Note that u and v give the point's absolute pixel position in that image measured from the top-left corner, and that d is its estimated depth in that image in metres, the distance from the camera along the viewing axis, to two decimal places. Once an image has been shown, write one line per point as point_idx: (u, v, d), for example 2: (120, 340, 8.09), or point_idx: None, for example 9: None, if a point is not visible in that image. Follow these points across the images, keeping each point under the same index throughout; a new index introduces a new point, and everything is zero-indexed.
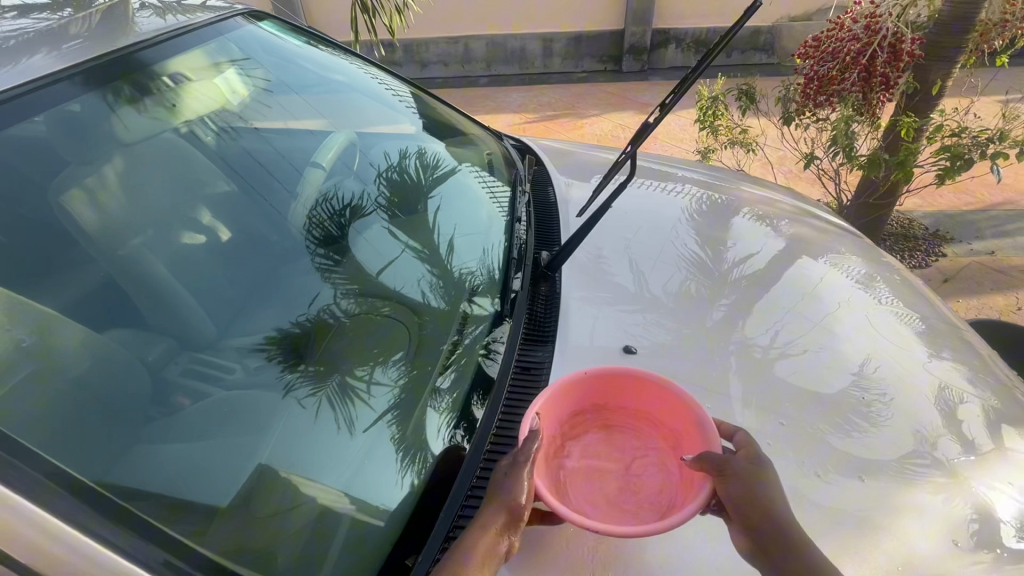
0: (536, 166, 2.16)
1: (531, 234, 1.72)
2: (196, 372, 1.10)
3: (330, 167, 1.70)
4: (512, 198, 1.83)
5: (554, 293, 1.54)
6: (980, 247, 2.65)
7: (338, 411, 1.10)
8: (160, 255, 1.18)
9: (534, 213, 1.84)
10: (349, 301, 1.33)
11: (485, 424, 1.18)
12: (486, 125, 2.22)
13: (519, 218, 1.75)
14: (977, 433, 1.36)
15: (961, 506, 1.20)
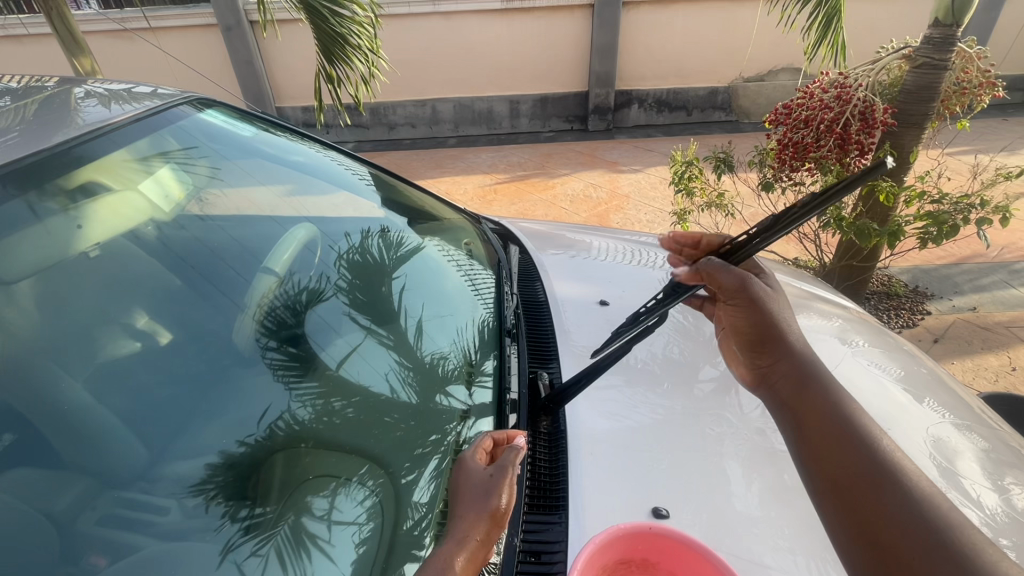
0: (521, 254, 2.04)
1: (524, 344, 1.52)
2: (119, 519, 0.90)
3: (285, 274, 1.47)
4: (492, 284, 1.72)
5: (559, 430, 1.29)
6: (961, 303, 2.68)
7: (290, 569, 0.91)
8: (81, 374, 1.00)
9: (522, 308, 1.70)
10: (307, 408, 1.16)
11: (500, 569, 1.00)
12: (462, 210, 2.15)
13: (509, 328, 1.55)
14: (982, 493, 1.30)
15: None
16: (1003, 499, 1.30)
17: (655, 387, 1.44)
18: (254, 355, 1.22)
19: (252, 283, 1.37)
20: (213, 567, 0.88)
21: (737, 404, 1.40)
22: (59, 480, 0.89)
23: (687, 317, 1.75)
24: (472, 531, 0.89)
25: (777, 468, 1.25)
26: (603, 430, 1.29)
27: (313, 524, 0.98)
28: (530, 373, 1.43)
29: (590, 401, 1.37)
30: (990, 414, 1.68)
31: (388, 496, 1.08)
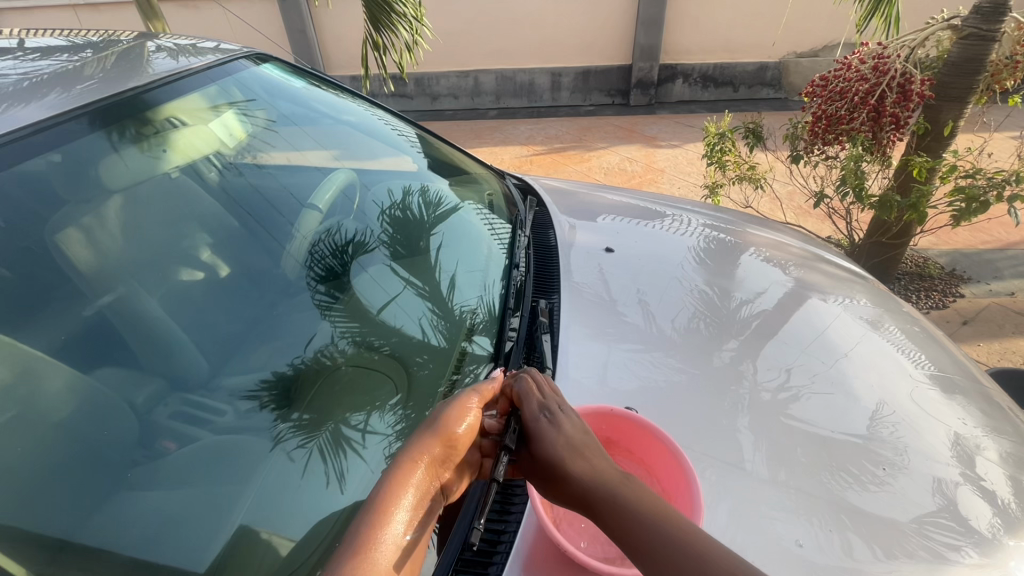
0: (538, 207, 2.14)
1: (529, 279, 1.67)
2: (184, 415, 1.06)
3: (326, 208, 1.66)
4: (511, 235, 1.83)
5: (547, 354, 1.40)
6: (1000, 288, 2.57)
7: (329, 463, 1.06)
8: (156, 294, 1.17)
9: (533, 254, 1.81)
10: (348, 342, 1.31)
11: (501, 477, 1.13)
12: (487, 164, 2.23)
13: (518, 264, 1.71)
14: (996, 482, 1.28)
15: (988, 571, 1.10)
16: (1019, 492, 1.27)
17: (671, 346, 1.52)
18: (303, 294, 1.36)
19: (297, 222, 1.54)
20: (265, 454, 1.04)
21: (752, 372, 1.47)
22: (136, 378, 1.06)
23: (712, 287, 1.78)
24: (413, 466, 0.79)
25: (782, 433, 1.30)
26: (613, 382, 1.38)
27: (349, 430, 1.12)
28: (530, 303, 1.57)
29: (605, 351, 1.46)
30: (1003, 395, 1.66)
31: (414, 421, 1.19)
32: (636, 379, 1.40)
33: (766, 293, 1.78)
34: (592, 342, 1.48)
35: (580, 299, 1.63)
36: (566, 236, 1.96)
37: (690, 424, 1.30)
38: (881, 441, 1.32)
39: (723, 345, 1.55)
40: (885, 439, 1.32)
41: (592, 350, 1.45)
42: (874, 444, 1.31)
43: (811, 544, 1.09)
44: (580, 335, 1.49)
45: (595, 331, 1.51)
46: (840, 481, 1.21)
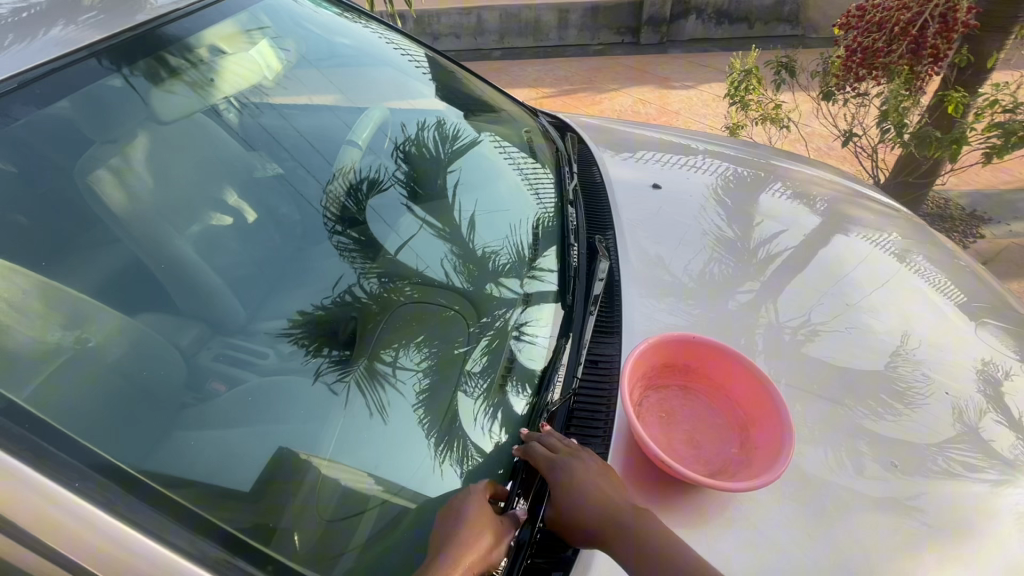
0: (579, 144, 2.13)
1: (582, 217, 1.67)
2: (228, 358, 1.07)
3: (367, 144, 1.66)
4: (557, 177, 1.81)
5: (613, 297, 1.44)
6: (1018, 228, 2.58)
7: (368, 396, 1.09)
8: (188, 237, 1.16)
9: (582, 194, 1.81)
10: (372, 282, 1.31)
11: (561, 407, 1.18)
12: (522, 102, 2.16)
13: (570, 200, 1.72)
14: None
15: (1011, 493, 1.15)
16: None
17: (692, 285, 1.53)
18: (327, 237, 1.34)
19: (335, 162, 1.54)
20: (305, 386, 1.07)
21: (773, 312, 1.48)
22: (178, 322, 1.06)
23: (733, 228, 1.77)
24: None
25: (811, 372, 1.33)
26: (638, 320, 1.39)
27: (381, 365, 1.15)
28: (592, 239, 1.59)
29: (630, 290, 1.47)
30: None
31: (441, 359, 1.21)
32: (662, 318, 1.41)
33: (791, 232, 1.77)
34: (616, 283, 1.49)
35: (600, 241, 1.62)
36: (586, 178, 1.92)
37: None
38: (899, 376, 1.35)
39: (744, 284, 1.56)
40: (905, 375, 1.35)
41: (616, 291, 1.46)
42: (897, 378, 1.34)
43: (839, 467, 1.15)
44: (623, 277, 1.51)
45: (617, 273, 1.52)
46: (862, 411, 1.26)
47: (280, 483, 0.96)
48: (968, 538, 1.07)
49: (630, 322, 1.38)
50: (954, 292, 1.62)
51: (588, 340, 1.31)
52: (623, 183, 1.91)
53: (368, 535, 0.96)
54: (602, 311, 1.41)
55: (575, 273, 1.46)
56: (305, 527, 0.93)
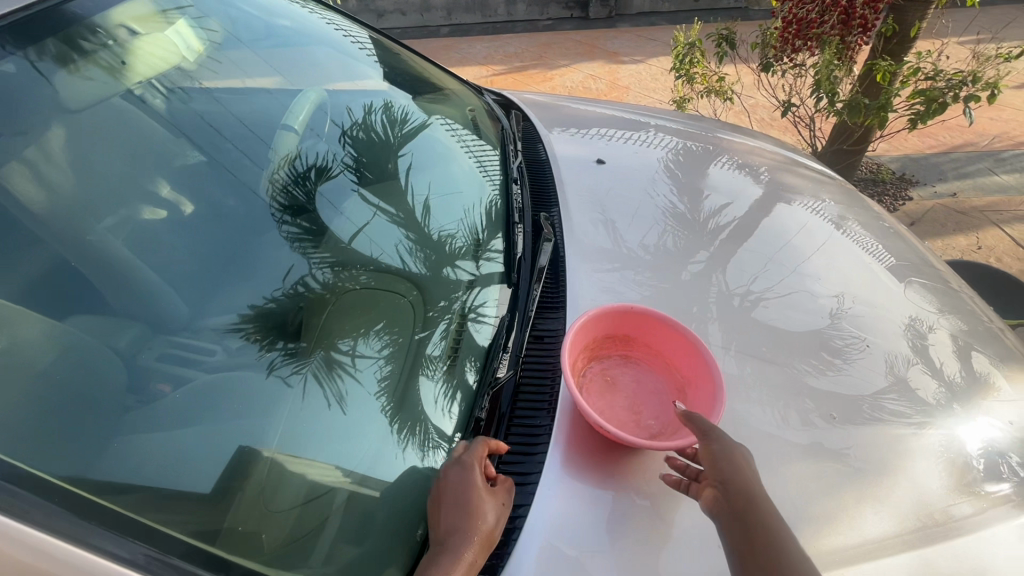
0: (523, 121, 2.16)
1: (526, 194, 1.70)
2: (173, 357, 1.03)
3: (303, 129, 1.59)
4: (501, 156, 1.80)
5: (558, 270, 1.47)
6: (943, 189, 2.75)
7: (326, 387, 1.08)
8: (118, 235, 1.09)
9: (527, 171, 1.83)
10: (325, 271, 1.27)
11: (508, 384, 1.21)
12: (465, 79, 2.14)
13: (514, 178, 1.73)
14: (945, 360, 1.42)
15: (933, 435, 1.25)
16: (963, 365, 1.43)
17: (642, 258, 1.56)
18: (271, 226, 1.30)
19: (273, 141, 1.49)
20: (258, 380, 1.05)
21: (722, 280, 1.54)
22: (114, 323, 1.01)
23: (686, 201, 1.81)
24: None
25: (759, 336, 1.39)
26: (589, 296, 1.42)
27: (339, 355, 1.13)
28: (533, 216, 1.61)
29: (584, 266, 1.49)
30: (958, 283, 1.80)
31: (401, 349, 1.20)
32: (614, 291, 1.44)
33: (737, 203, 1.83)
34: (570, 259, 1.50)
35: (553, 218, 1.63)
36: (536, 157, 1.92)
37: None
38: (836, 335, 1.43)
39: (693, 255, 1.61)
40: (842, 332, 1.44)
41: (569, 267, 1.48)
42: (836, 336, 1.43)
43: (782, 420, 1.22)
44: (568, 251, 1.52)
45: (571, 250, 1.53)
46: (804, 368, 1.33)
47: (245, 483, 0.95)
48: (896, 477, 1.17)
49: (591, 299, 1.40)
50: (883, 255, 1.72)
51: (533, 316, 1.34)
52: (566, 158, 1.92)
53: (335, 527, 0.98)
54: (548, 289, 1.44)
55: (519, 256, 1.46)
56: (272, 525, 0.94)
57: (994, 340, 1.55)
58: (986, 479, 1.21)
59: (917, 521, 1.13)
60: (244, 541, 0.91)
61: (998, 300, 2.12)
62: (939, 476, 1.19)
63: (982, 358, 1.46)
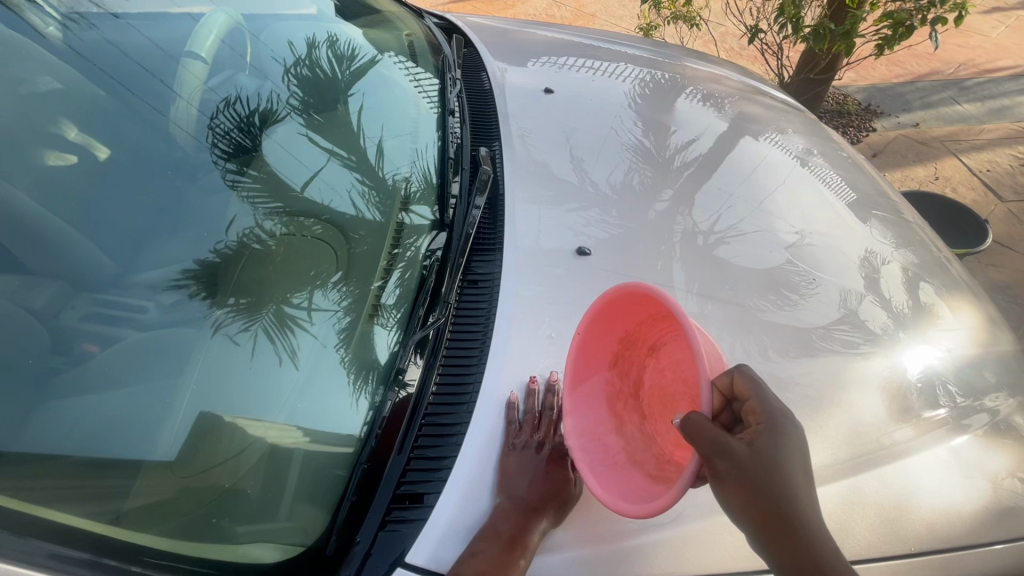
0: (466, 48, 2.01)
1: (466, 128, 1.59)
2: (99, 316, 0.95)
3: (213, 58, 1.43)
4: (442, 88, 1.67)
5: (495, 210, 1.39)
6: (906, 120, 2.74)
7: (277, 343, 1.03)
8: (20, 183, 0.99)
9: (467, 101, 1.71)
10: (273, 221, 1.19)
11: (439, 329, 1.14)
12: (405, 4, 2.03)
13: (452, 110, 1.61)
14: (895, 294, 1.45)
15: (879, 363, 1.30)
16: (910, 296, 1.46)
17: (606, 197, 1.51)
18: (210, 174, 1.20)
19: (179, 68, 1.34)
20: (202, 338, 0.99)
21: (688, 218, 1.50)
22: (28, 282, 0.93)
23: (650, 136, 1.74)
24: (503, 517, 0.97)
25: (720, 273, 1.39)
26: (547, 235, 1.36)
27: (293, 310, 1.07)
28: (471, 152, 1.50)
29: (546, 207, 1.43)
30: (914, 216, 1.82)
31: (356, 299, 1.14)
32: (576, 231, 1.39)
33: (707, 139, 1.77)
34: (535, 199, 1.44)
35: (512, 157, 1.54)
36: (499, 91, 1.79)
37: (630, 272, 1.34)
38: (793, 271, 1.44)
39: (660, 193, 1.56)
40: (802, 269, 1.44)
41: (538, 207, 1.42)
42: (798, 273, 1.43)
43: (738, 355, 1.24)
44: (508, 186, 1.45)
45: (536, 191, 1.46)
46: (763, 305, 1.34)
47: (209, 447, 0.93)
48: (842, 404, 1.21)
49: (554, 242, 1.35)
50: (844, 190, 1.72)
51: (466, 258, 1.27)
52: (515, 88, 1.81)
53: (296, 485, 0.96)
54: (485, 227, 1.35)
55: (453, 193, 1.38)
56: (243, 485, 0.93)
57: (941, 270, 1.59)
58: (924, 401, 1.27)
59: (860, 444, 1.18)
60: (207, 501, 0.90)
61: (952, 232, 2.17)
62: (881, 401, 1.24)
63: (930, 291, 1.50)
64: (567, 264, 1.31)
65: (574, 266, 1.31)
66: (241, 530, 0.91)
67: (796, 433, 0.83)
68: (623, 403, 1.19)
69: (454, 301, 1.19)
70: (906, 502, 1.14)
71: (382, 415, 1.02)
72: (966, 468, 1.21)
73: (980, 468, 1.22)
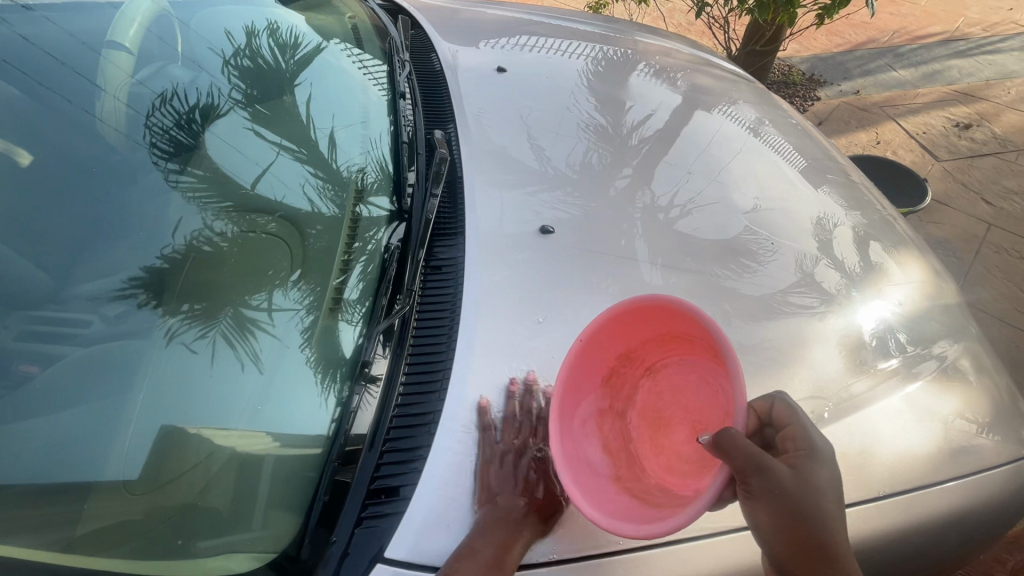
0: (413, 30, 1.97)
1: (419, 111, 1.55)
2: (38, 334, 0.89)
3: (138, 49, 1.35)
4: (390, 72, 1.62)
5: (455, 196, 1.37)
6: (847, 87, 2.84)
7: (238, 347, 0.99)
8: None
9: (418, 83, 1.67)
10: (223, 222, 1.14)
11: (406, 319, 1.11)
12: None
13: (403, 93, 1.57)
14: (847, 255, 1.51)
15: (834, 323, 1.35)
16: (861, 256, 1.53)
17: (563, 176, 1.50)
18: (151, 174, 1.12)
19: (101, 58, 1.24)
20: (156, 349, 0.94)
21: (648, 194, 1.52)
22: None
23: (606, 114, 1.74)
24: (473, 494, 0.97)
25: (683, 247, 1.41)
26: (507, 216, 1.34)
27: (251, 312, 1.03)
28: (426, 135, 1.47)
29: (503, 189, 1.41)
30: (861, 177, 1.90)
31: (320, 297, 1.11)
32: (534, 212, 1.38)
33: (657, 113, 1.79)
34: (492, 182, 1.42)
35: (465, 141, 1.51)
36: (449, 75, 1.75)
37: (590, 249, 1.34)
38: (751, 240, 1.48)
39: (616, 169, 1.57)
40: (755, 235, 1.48)
41: (495, 190, 1.40)
42: (753, 240, 1.47)
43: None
44: (466, 170, 1.43)
45: (492, 174, 1.44)
46: (721, 273, 1.37)
47: (174, 462, 0.89)
48: (804, 364, 1.26)
49: (521, 225, 1.33)
50: (796, 158, 1.77)
51: (428, 244, 1.24)
52: (468, 70, 1.77)
53: (269, 494, 0.93)
54: (445, 212, 1.33)
55: (410, 178, 1.35)
56: (213, 496, 0.90)
57: (887, 228, 1.66)
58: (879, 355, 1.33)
59: (824, 401, 1.23)
60: (175, 520, 0.87)
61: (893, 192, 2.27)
62: (840, 359, 1.29)
63: (880, 249, 1.57)
64: (525, 242, 1.30)
65: (532, 244, 1.30)
66: (211, 544, 0.88)
67: (831, 465, 0.87)
68: (614, 420, 1.19)
69: (418, 289, 1.16)
70: (869, 451, 1.20)
71: (349, 409, 0.99)
72: (919, 413, 1.29)
73: (932, 414, 1.30)
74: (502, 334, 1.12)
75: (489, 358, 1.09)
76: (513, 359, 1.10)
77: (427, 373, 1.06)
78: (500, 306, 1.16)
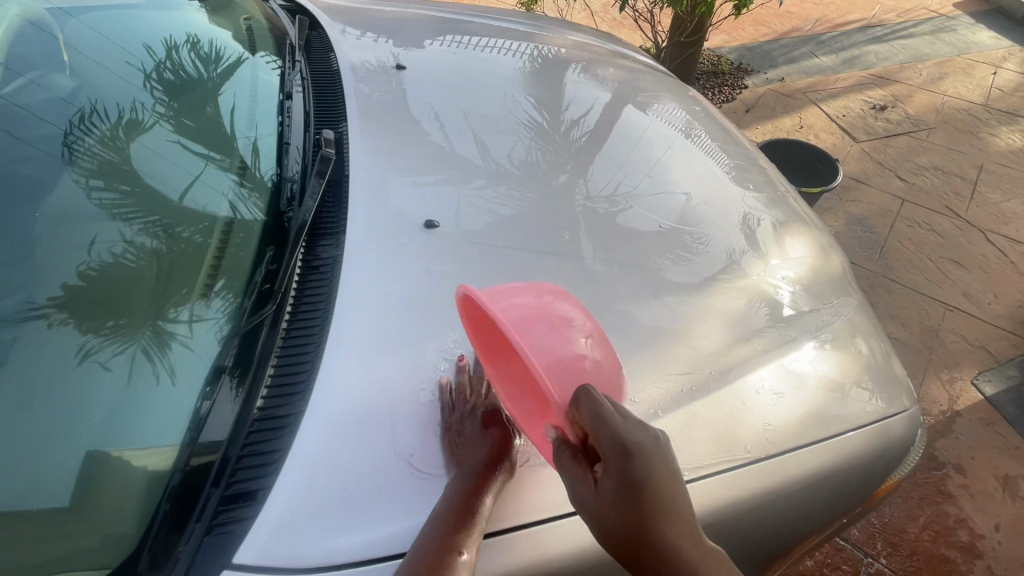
0: (311, 30, 1.95)
1: (308, 111, 1.54)
2: None
3: (8, 53, 1.22)
4: (283, 73, 1.61)
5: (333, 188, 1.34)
6: (774, 75, 2.94)
7: (157, 362, 0.96)
8: None
9: (311, 85, 1.66)
10: (146, 234, 1.06)
11: (276, 315, 1.09)
12: None
13: (291, 93, 1.56)
14: (768, 244, 1.57)
15: (758, 305, 1.40)
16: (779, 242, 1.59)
17: (467, 166, 1.48)
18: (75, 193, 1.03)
19: None
20: (67, 369, 0.88)
21: (586, 188, 1.53)
22: None
23: (542, 112, 1.74)
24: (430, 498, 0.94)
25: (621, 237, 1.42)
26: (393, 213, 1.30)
27: (172, 325, 1.00)
28: (315, 136, 1.46)
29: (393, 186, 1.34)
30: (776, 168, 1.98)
31: (246, 306, 1.08)
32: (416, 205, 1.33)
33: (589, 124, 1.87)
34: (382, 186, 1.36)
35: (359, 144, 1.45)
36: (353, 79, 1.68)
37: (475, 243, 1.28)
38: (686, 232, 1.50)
39: (533, 159, 1.57)
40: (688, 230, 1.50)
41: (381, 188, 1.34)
42: (677, 230, 1.49)
43: (629, 307, 1.27)
44: (351, 165, 1.38)
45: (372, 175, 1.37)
46: (661, 262, 1.39)
47: (101, 490, 0.85)
48: (736, 347, 1.29)
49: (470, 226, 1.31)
50: (719, 152, 1.83)
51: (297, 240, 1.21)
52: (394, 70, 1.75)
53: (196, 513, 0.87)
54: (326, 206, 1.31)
55: (285, 175, 1.34)
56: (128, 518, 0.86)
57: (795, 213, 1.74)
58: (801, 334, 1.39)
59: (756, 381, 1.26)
60: (89, 551, 0.82)
61: (810, 174, 2.38)
62: (767, 339, 1.34)
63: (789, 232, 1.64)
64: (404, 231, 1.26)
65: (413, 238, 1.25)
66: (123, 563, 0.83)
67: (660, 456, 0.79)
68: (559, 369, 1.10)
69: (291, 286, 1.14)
70: (787, 423, 1.25)
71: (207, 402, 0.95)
72: (836, 387, 1.35)
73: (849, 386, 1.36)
74: (368, 319, 1.09)
75: (355, 346, 1.05)
76: (381, 340, 1.07)
77: (293, 372, 1.03)
78: (372, 293, 1.13)
